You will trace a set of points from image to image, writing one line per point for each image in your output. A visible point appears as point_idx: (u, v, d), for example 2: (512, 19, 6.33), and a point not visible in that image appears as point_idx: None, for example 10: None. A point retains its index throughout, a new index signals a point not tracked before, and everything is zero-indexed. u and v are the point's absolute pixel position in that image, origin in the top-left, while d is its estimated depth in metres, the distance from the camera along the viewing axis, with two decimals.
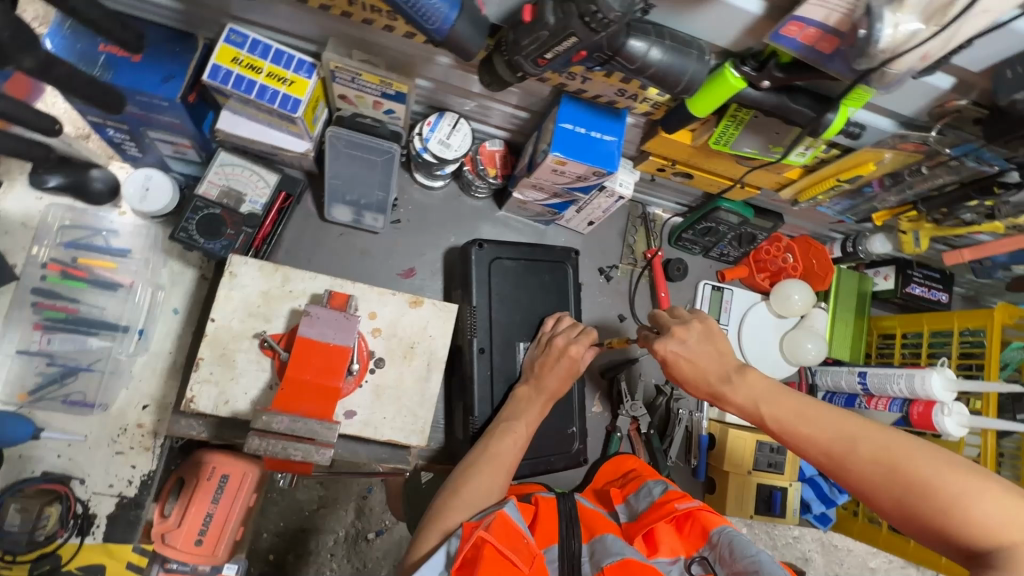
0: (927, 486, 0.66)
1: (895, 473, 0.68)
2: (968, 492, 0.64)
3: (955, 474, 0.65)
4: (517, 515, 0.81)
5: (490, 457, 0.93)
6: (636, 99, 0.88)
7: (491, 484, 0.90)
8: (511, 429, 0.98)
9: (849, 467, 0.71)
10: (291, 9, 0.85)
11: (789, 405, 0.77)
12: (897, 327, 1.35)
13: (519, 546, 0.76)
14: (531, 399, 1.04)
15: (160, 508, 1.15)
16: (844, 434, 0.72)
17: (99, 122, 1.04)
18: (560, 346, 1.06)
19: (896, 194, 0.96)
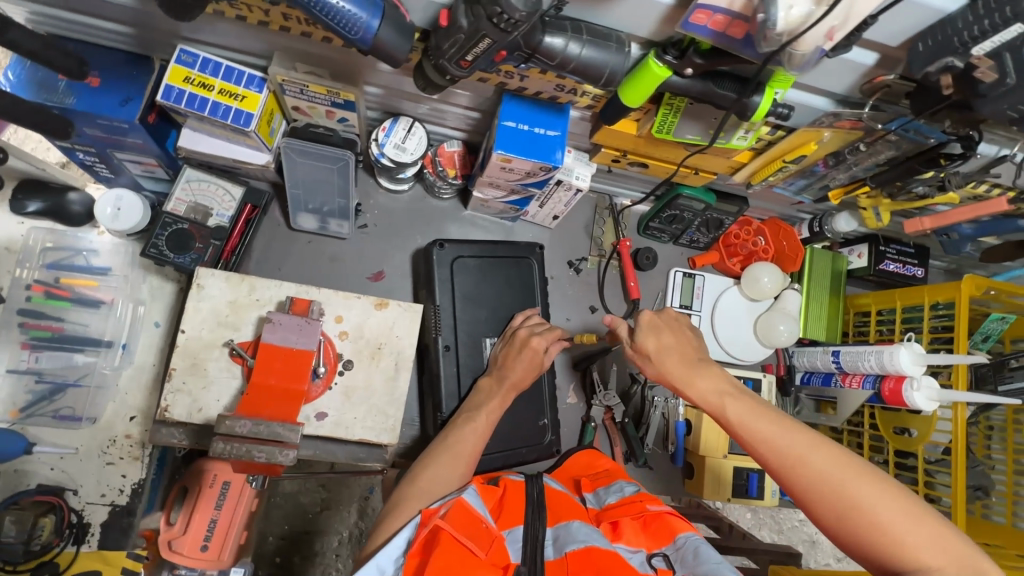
0: (864, 504, 0.67)
1: (842, 489, 0.68)
2: (899, 515, 0.66)
3: (894, 501, 0.67)
4: (476, 502, 0.84)
5: (450, 449, 0.95)
6: (575, 93, 0.89)
7: (449, 473, 0.92)
8: (473, 419, 1.00)
9: (798, 477, 0.71)
10: (233, 27, 0.87)
11: (749, 409, 0.77)
12: (872, 305, 1.34)
13: (476, 532, 0.80)
14: (493, 390, 1.05)
15: (166, 517, 1.21)
16: (798, 446, 0.72)
17: (68, 147, 1.09)
18: (522, 338, 1.09)
19: (846, 171, 0.96)
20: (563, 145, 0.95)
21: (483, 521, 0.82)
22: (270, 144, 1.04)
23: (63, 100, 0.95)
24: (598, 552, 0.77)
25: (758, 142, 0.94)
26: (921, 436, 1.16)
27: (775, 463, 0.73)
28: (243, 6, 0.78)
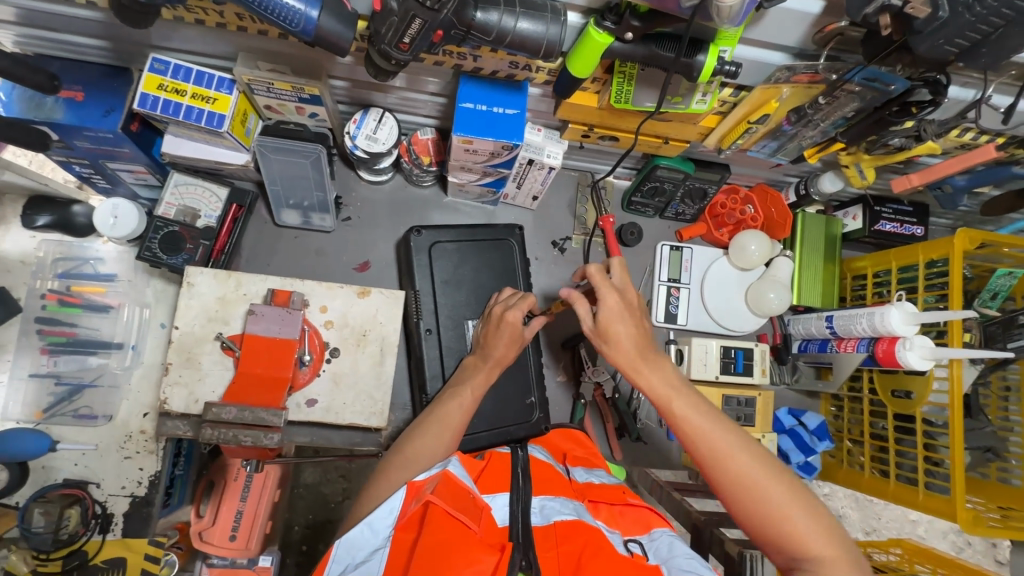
0: (777, 500, 0.73)
1: (759, 484, 0.74)
2: (805, 512, 0.73)
3: (800, 500, 0.73)
4: (463, 473, 0.80)
5: (437, 420, 0.95)
6: (530, 69, 0.90)
7: (435, 444, 0.92)
8: (460, 390, 1.01)
9: (725, 471, 0.76)
10: (196, 32, 0.91)
11: (690, 404, 0.81)
12: (869, 267, 1.30)
13: (464, 506, 0.74)
14: (479, 366, 1.05)
15: (196, 508, 1.34)
16: (728, 443, 0.77)
17: (64, 160, 1.16)
18: (500, 314, 1.07)
19: (815, 128, 0.94)
20: (523, 123, 0.96)
21: (471, 493, 0.77)
22: (247, 144, 1.08)
23: (51, 114, 1.00)
24: (582, 526, 0.74)
25: (721, 104, 0.92)
26: (919, 399, 1.12)
27: (706, 456, 0.78)
28: (199, 10, 0.82)
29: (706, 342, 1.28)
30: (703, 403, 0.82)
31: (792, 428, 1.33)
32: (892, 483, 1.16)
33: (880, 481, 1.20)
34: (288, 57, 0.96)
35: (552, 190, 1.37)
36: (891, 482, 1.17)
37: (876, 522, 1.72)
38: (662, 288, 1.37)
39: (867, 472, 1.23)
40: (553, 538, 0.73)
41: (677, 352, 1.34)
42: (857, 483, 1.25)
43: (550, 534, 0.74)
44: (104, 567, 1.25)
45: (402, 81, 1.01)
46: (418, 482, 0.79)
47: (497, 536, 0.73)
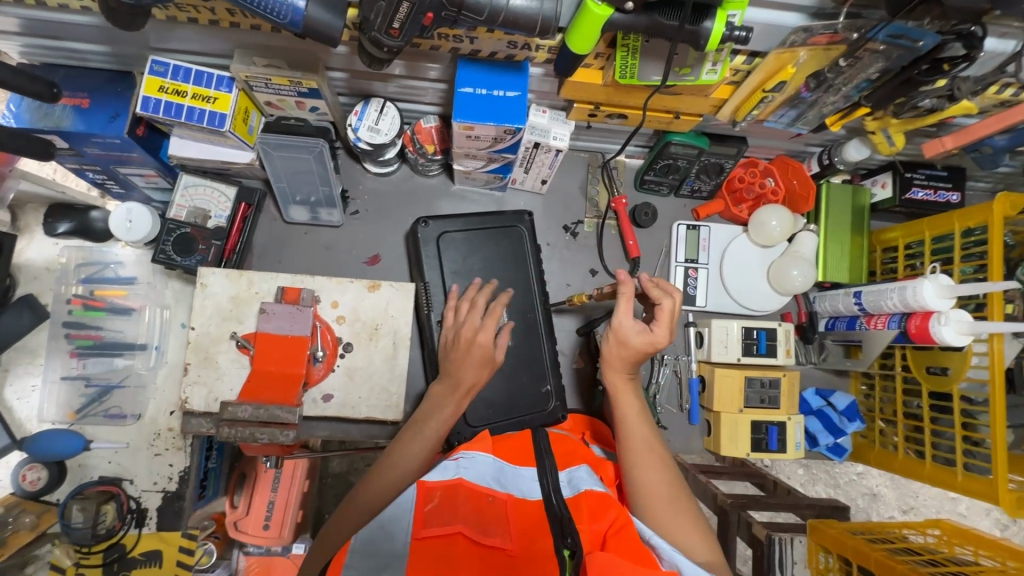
0: (679, 510, 0.85)
1: (668, 482, 0.87)
2: (696, 529, 0.83)
3: (693, 508, 0.86)
4: (476, 479, 0.83)
5: (395, 455, 0.87)
6: (530, 48, 0.87)
7: (393, 483, 0.83)
8: (421, 429, 0.90)
9: (642, 464, 0.89)
10: (192, 31, 0.91)
11: (637, 408, 0.97)
12: (900, 238, 1.23)
13: (483, 513, 0.77)
14: (445, 398, 0.94)
15: (232, 501, 1.39)
16: (654, 445, 0.92)
17: (78, 168, 1.18)
18: (469, 336, 1.00)
19: (837, 93, 0.88)
20: (525, 105, 0.93)
21: (488, 495, 0.80)
22: (252, 142, 1.08)
23: (60, 123, 1.02)
24: (597, 496, 0.81)
25: (734, 74, 0.87)
26: (957, 375, 1.05)
27: (633, 450, 0.91)
28: (190, 8, 0.82)
29: (727, 322, 1.24)
30: (644, 414, 0.98)
31: (820, 409, 1.29)
32: (929, 465, 1.11)
33: (914, 463, 1.14)
34: (283, 50, 0.94)
35: (561, 173, 1.34)
36: (926, 464, 1.11)
37: (913, 501, 1.67)
38: (679, 269, 1.32)
39: (901, 452, 1.18)
40: (580, 510, 0.79)
41: (696, 334, 1.30)
42: (891, 465, 1.20)
43: (578, 505, 0.80)
44: (142, 559, 1.31)
45: (400, 68, 0.99)
46: (427, 483, 0.79)
47: (527, 515, 0.78)
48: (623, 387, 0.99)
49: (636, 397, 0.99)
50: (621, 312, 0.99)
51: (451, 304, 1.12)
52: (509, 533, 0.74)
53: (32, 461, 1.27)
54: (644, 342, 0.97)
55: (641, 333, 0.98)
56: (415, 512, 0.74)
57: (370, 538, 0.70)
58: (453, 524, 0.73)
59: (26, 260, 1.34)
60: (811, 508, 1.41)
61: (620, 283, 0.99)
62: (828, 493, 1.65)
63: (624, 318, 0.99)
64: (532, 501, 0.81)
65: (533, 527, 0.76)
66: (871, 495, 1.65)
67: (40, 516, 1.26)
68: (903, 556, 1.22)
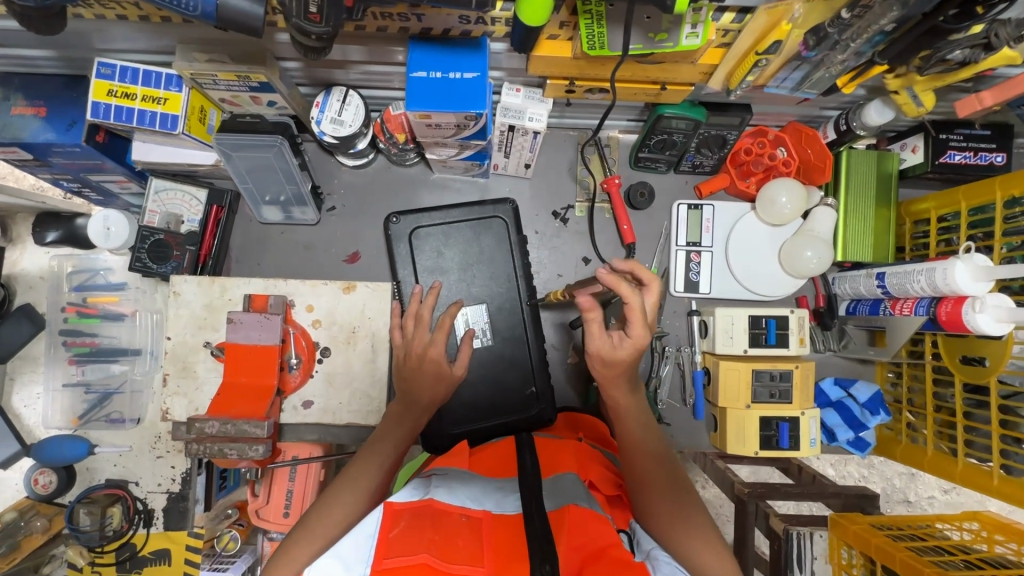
0: (686, 516, 0.82)
1: (675, 502, 0.84)
2: (705, 534, 0.79)
3: (700, 516, 0.82)
4: (449, 496, 0.77)
5: (354, 475, 0.86)
6: (485, 22, 0.78)
7: (346, 510, 0.81)
8: (380, 445, 0.90)
9: (648, 484, 0.87)
10: (129, 30, 0.85)
11: (641, 428, 0.95)
12: (933, 210, 1.08)
13: (452, 535, 0.70)
14: (404, 414, 0.93)
15: (251, 488, 1.25)
16: (659, 465, 0.90)
17: (51, 177, 1.16)
18: (419, 351, 0.94)
19: (846, 51, 0.74)
20: (486, 86, 0.83)
21: (459, 513, 0.74)
22: (209, 142, 1.04)
23: (18, 134, 0.98)
24: (580, 512, 0.74)
25: (721, 34, 0.76)
26: (994, 366, 0.93)
27: (636, 472, 0.89)
28: (114, 5, 0.76)
29: (732, 311, 1.14)
30: (650, 434, 0.96)
31: (840, 400, 1.18)
32: (962, 465, 1.00)
33: (945, 460, 1.03)
34: (225, 43, 0.88)
35: (549, 153, 1.24)
36: (958, 463, 1.00)
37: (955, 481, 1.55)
38: (680, 253, 1.22)
39: (931, 447, 1.07)
40: (561, 528, 0.72)
41: (701, 323, 1.22)
42: (919, 462, 1.09)
43: (559, 521, 0.73)
44: (152, 557, 1.35)
45: (355, 55, 0.90)
46: (395, 505, 0.74)
47: (503, 535, 0.71)
48: (626, 403, 0.95)
49: (639, 413, 0.97)
50: (593, 336, 0.87)
51: (399, 319, 1.05)
52: (481, 557, 0.67)
53: (42, 466, 1.30)
54: (633, 350, 0.87)
55: (620, 342, 0.87)
56: (377, 540, 0.68)
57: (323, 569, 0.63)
58: (417, 554, 0.65)
59: (22, 270, 1.36)
60: (836, 498, 1.29)
61: (583, 311, 0.85)
62: (860, 474, 1.55)
63: (598, 339, 0.87)
64: (510, 518, 0.74)
65: (509, 550, 0.68)
66: (908, 475, 1.55)
67: (52, 519, 1.31)
68: (931, 556, 1.10)
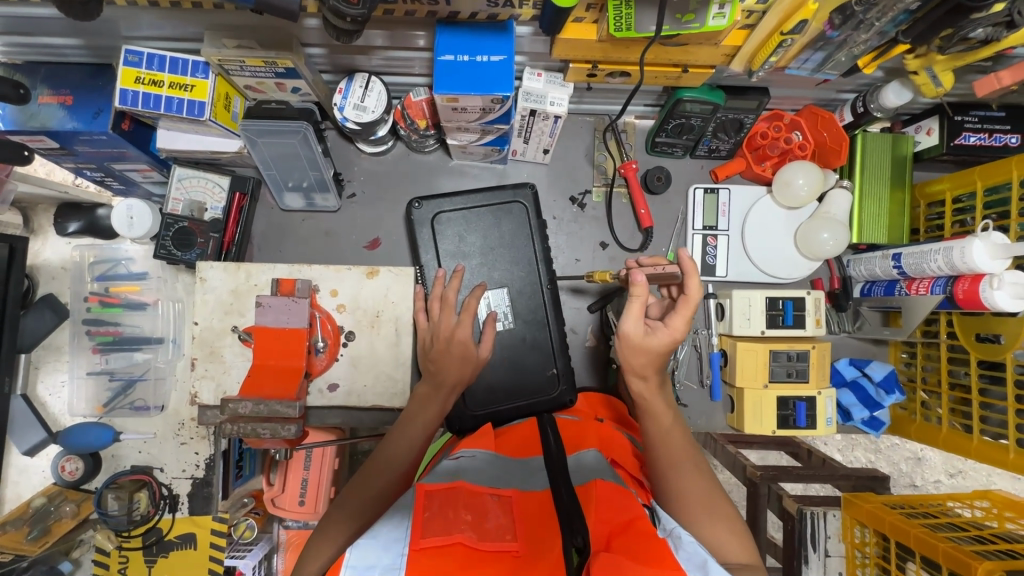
0: (712, 502, 0.82)
1: (701, 490, 0.84)
2: (728, 519, 0.81)
3: (724, 503, 0.83)
4: (478, 478, 0.79)
5: (389, 452, 0.89)
6: (512, 4, 0.79)
7: (384, 485, 0.85)
8: (412, 423, 0.91)
9: (673, 471, 0.86)
10: (158, 17, 0.86)
11: (669, 415, 0.92)
12: (948, 191, 1.10)
13: (484, 514, 0.71)
14: (433, 394, 0.94)
15: (267, 478, 1.35)
16: (684, 450, 0.88)
17: (75, 167, 1.17)
18: (447, 334, 0.97)
19: (870, 30, 0.76)
20: (512, 70, 0.85)
21: (488, 493, 0.76)
22: (234, 129, 1.05)
23: (46, 123, 0.99)
24: (607, 487, 0.76)
25: (745, 15, 0.78)
26: (1011, 343, 0.95)
27: (665, 459, 0.87)
28: None
29: (749, 293, 1.15)
30: (676, 421, 0.93)
31: (855, 379, 1.21)
32: (977, 440, 1.02)
33: (960, 436, 1.05)
34: (253, 29, 0.89)
35: (565, 140, 1.25)
36: (973, 439, 1.02)
37: (961, 464, 1.58)
38: (696, 237, 1.24)
39: (945, 425, 1.09)
40: (588, 502, 0.73)
41: (717, 306, 1.23)
42: (933, 439, 1.11)
43: (586, 496, 0.75)
44: (178, 541, 1.37)
45: (379, 40, 0.91)
46: (426, 486, 0.74)
47: (532, 511, 0.73)
48: (653, 395, 0.91)
49: (666, 403, 0.92)
50: (632, 314, 0.86)
51: (423, 303, 1.09)
52: (515, 534, 0.69)
53: (69, 453, 1.32)
54: (665, 341, 0.88)
55: (653, 332, 0.88)
56: (412, 518, 0.68)
57: (362, 547, 0.64)
58: (453, 532, 0.66)
59: (44, 260, 1.38)
60: (847, 479, 1.31)
61: (633, 285, 0.86)
62: (868, 459, 1.57)
63: (633, 321, 0.87)
64: (537, 494, 0.77)
65: (539, 524, 0.71)
66: (915, 460, 1.57)
67: (80, 504, 1.33)
68: (946, 532, 1.12)
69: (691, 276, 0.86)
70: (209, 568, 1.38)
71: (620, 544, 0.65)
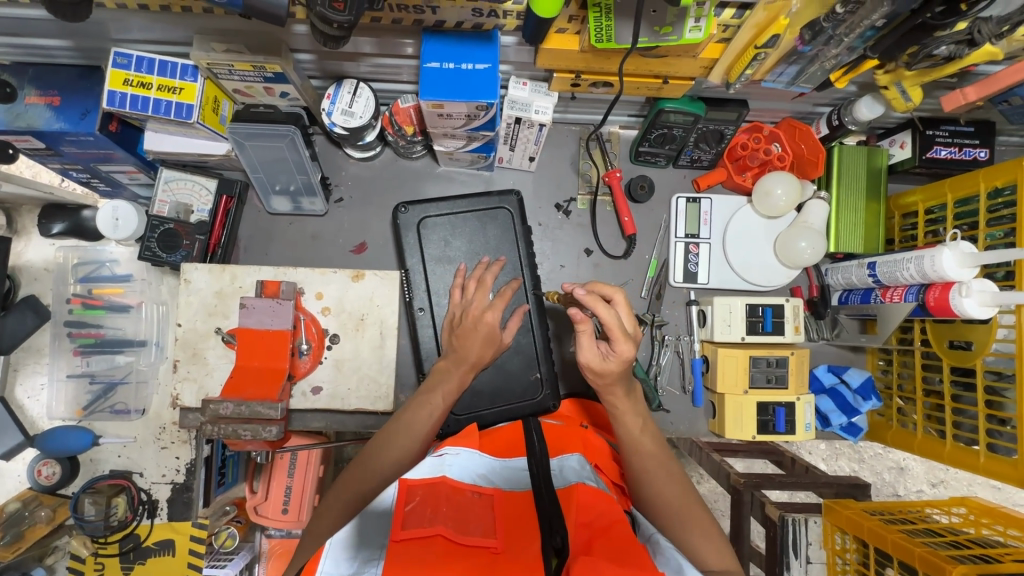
0: (688, 507, 0.83)
1: (679, 495, 0.85)
2: (704, 523, 0.82)
3: (701, 508, 0.84)
4: (460, 475, 0.79)
5: (408, 421, 0.90)
6: (497, 15, 0.81)
7: (401, 453, 0.87)
8: (429, 397, 0.93)
9: (651, 477, 0.86)
10: (148, 21, 0.87)
11: (641, 421, 0.91)
12: (920, 203, 1.13)
13: (465, 511, 0.72)
14: (451, 369, 0.96)
15: (250, 485, 1.32)
16: (660, 456, 0.88)
17: (61, 167, 1.17)
18: (476, 313, 0.97)
19: (839, 45, 0.79)
20: (497, 78, 0.87)
21: (471, 490, 0.76)
22: (222, 132, 1.06)
23: (32, 123, 0.99)
24: (587, 491, 0.76)
25: (722, 29, 0.80)
26: (980, 350, 0.98)
27: (640, 467, 0.87)
28: None
29: (730, 300, 1.18)
30: (649, 425, 0.92)
31: (833, 386, 1.23)
32: (949, 445, 1.04)
33: (933, 442, 1.08)
34: (242, 34, 0.90)
35: (551, 148, 1.27)
36: (947, 444, 1.04)
37: (943, 474, 1.60)
38: (679, 245, 1.26)
39: (920, 431, 1.11)
40: (569, 503, 0.74)
41: (699, 312, 1.26)
42: (909, 445, 1.13)
43: (567, 498, 0.76)
44: (156, 548, 1.35)
45: (367, 47, 0.93)
46: (408, 481, 0.75)
47: (513, 510, 0.73)
48: (624, 406, 0.90)
49: (638, 411, 0.92)
50: (584, 349, 0.84)
51: (460, 282, 1.08)
52: (494, 530, 0.70)
53: (46, 457, 1.30)
54: (621, 363, 0.84)
55: (608, 354, 0.84)
56: (394, 511, 0.69)
57: (342, 542, 0.65)
58: (433, 524, 0.67)
59: (27, 261, 1.37)
60: (829, 487, 1.30)
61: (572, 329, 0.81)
62: (852, 468, 1.59)
63: (587, 353, 0.84)
64: (520, 494, 0.76)
65: (520, 524, 0.71)
66: (898, 469, 1.59)
67: (55, 509, 1.31)
68: (922, 537, 1.13)
69: (597, 305, 0.79)
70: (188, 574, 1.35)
71: (600, 547, 0.66)
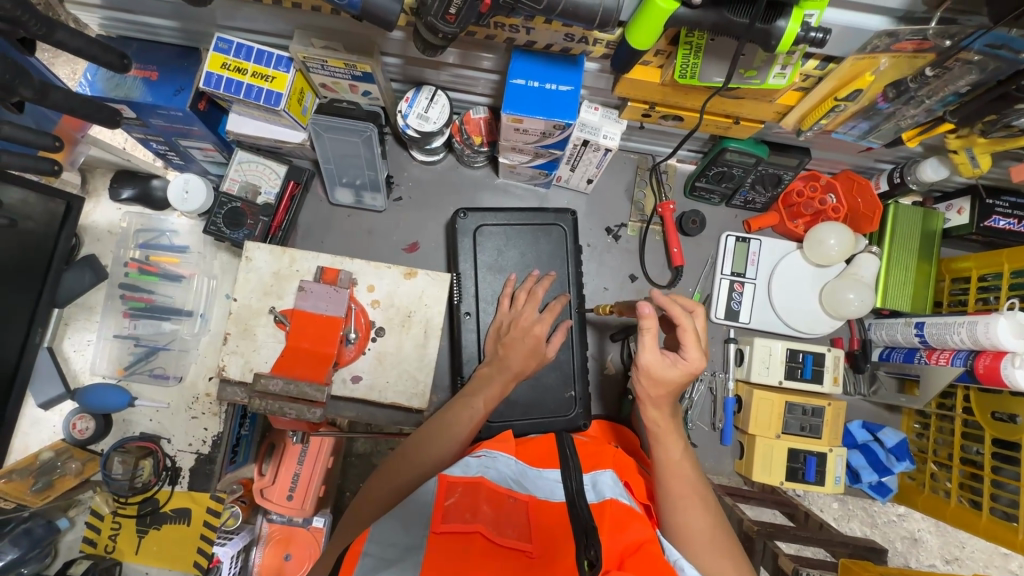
0: (716, 538, 0.82)
1: (710, 529, 0.83)
2: (730, 555, 0.82)
3: (728, 541, 0.83)
4: (498, 479, 0.80)
5: (448, 420, 0.91)
6: (587, 42, 0.84)
7: (442, 450, 0.88)
8: (471, 399, 0.94)
9: (682, 506, 0.84)
10: (257, 11, 0.93)
11: (682, 448, 0.89)
12: (973, 269, 1.13)
13: (502, 514, 0.72)
14: (493, 375, 0.98)
15: (259, 467, 1.38)
16: (697, 485, 0.86)
17: (143, 137, 1.23)
18: (526, 325, 1.04)
19: (919, 106, 0.82)
20: (577, 99, 0.90)
21: (508, 496, 0.76)
22: (303, 123, 1.10)
23: (129, 93, 1.04)
24: (620, 510, 0.75)
25: (805, 79, 0.83)
26: None
27: (673, 493, 0.85)
28: None
29: (771, 342, 1.18)
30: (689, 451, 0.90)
31: (865, 443, 1.22)
32: (986, 517, 1.02)
33: (969, 513, 1.05)
34: (340, 33, 0.96)
35: (609, 174, 1.31)
36: (982, 515, 1.03)
37: (958, 551, 1.54)
38: (724, 282, 1.27)
39: (952, 499, 1.09)
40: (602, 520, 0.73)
41: (737, 351, 1.26)
42: (941, 512, 1.11)
43: (600, 514, 0.75)
44: (172, 515, 1.34)
45: (452, 57, 0.97)
46: (448, 478, 0.76)
47: (549, 518, 0.73)
48: (666, 425, 0.89)
49: (681, 436, 0.90)
50: (647, 349, 0.85)
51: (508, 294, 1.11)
52: (529, 536, 0.70)
53: (82, 411, 1.34)
54: (682, 374, 0.86)
55: (672, 363, 0.86)
56: (435, 505, 0.70)
57: (385, 529, 0.67)
58: (472, 522, 0.69)
59: (92, 222, 1.43)
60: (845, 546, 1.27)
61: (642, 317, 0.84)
62: (863, 532, 1.54)
63: (651, 353, 0.85)
64: (554, 504, 0.76)
65: (556, 535, 0.70)
66: (911, 539, 1.54)
67: (85, 463, 1.34)
68: None
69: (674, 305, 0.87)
70: (195, 560, 1.32)
71: None
